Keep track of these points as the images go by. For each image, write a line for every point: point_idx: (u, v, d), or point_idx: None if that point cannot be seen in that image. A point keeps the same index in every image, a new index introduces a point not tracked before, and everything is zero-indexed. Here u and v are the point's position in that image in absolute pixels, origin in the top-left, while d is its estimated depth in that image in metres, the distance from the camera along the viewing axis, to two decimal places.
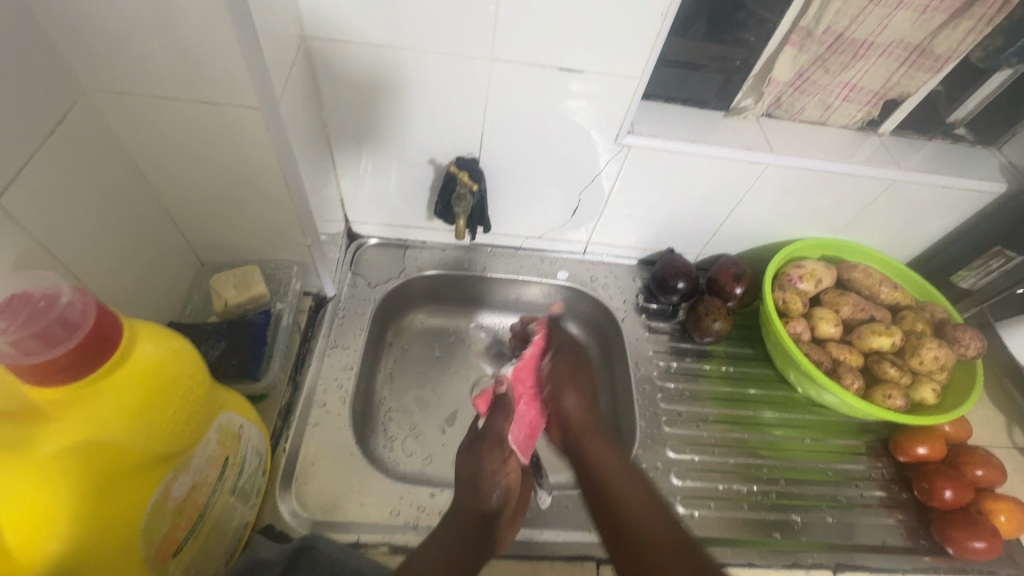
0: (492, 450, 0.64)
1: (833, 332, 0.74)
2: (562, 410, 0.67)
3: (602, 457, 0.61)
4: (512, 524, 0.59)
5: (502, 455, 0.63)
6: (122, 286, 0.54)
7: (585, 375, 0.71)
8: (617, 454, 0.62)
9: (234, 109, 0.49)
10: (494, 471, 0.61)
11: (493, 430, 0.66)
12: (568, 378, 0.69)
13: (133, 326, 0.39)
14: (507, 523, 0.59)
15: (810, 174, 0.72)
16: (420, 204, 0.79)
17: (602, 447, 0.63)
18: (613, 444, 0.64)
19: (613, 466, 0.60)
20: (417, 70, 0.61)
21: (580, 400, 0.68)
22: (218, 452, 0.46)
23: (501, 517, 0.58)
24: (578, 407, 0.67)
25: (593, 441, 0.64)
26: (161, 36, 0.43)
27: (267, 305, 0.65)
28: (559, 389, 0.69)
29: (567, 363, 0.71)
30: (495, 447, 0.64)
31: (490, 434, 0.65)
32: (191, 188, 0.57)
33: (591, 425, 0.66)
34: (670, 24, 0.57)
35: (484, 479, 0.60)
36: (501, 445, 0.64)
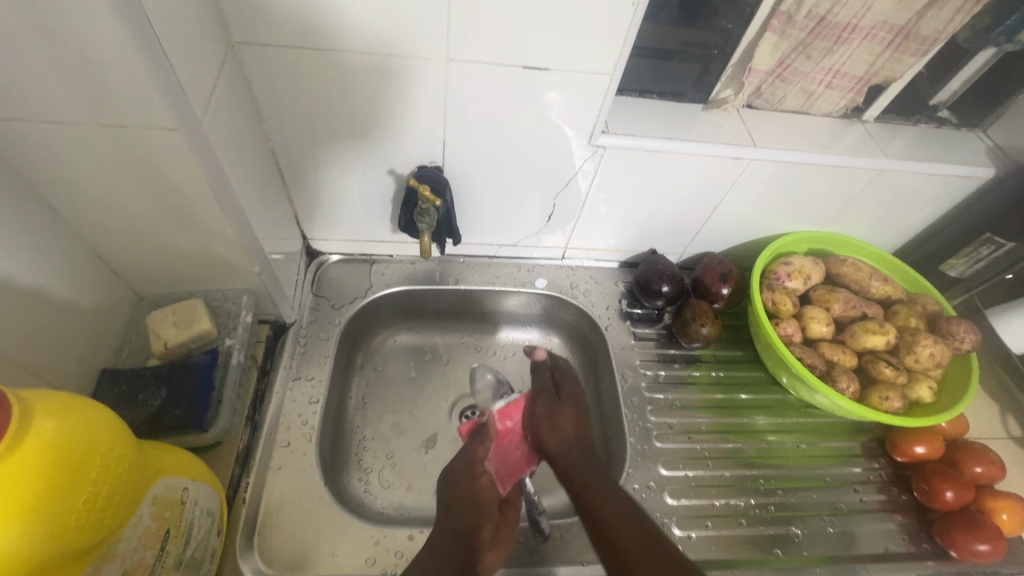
0: (463, 474, 0.58)
1: (825, 331, 0.71)
2: (546, 435, 0.58)
3: (601, 499, 0.51)
4: (494, 548, 0.54)
5: (475, 475, 0.58)
6: (40, 337, 0.48)
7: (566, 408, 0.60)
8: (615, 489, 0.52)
9: (147, 132, 0.42)
10: (467, 492, 0.56)
11: (467, 454, 0.59)
12: (548, 418, 0.59)
13: (27, 401, 0.33)
14: (489, 549, 0.54)
15: (795, 168, 0.68)
16: (383, 217, 0.73)
17: (594, 480, 0.53)
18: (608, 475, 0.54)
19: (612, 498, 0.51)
20: (366, 72, 0.55)
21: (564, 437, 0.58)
22: (155, 527, 0.40)
23: (481, 543, 0.53)
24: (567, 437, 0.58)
25: (586, 483, 0.53)
26: (45, 51, 0.36)
27: (214, 343, 0.59)
28: (546, 420, 0.59)
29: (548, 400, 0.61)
30: (464, 479, 0.57)
31: (462, 458, 0.59)
32: (111, 220, 0.50)
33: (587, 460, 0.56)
34: (642, 14, 0.52)
35: (454, 500, 0.55)
36: (473, 467, 0.58)
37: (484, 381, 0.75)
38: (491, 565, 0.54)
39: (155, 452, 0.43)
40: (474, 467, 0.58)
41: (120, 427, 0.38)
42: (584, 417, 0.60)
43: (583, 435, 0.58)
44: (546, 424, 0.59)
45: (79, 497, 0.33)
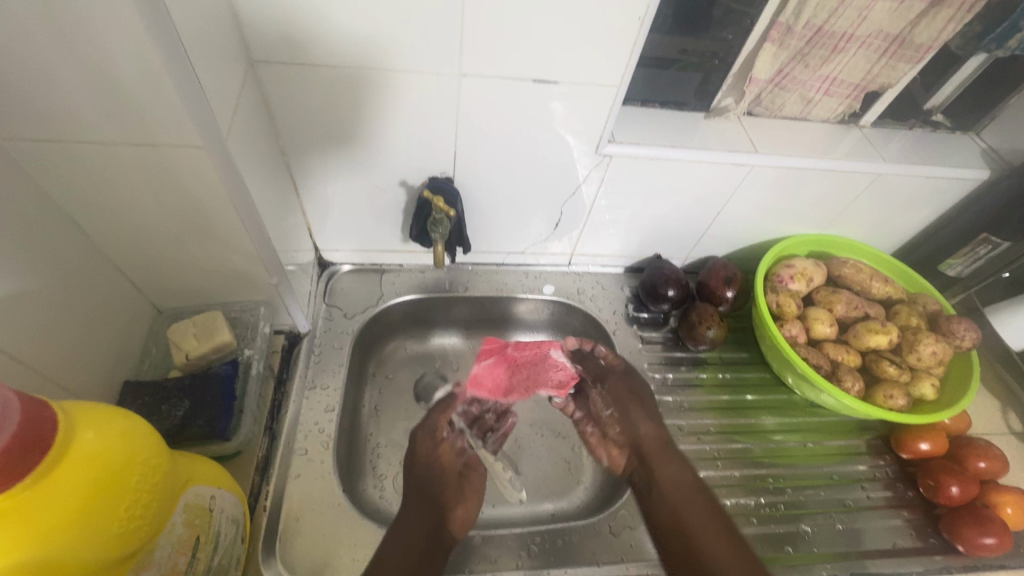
0: (426, 441, 0.64)
1: (829, 331, 0.72)
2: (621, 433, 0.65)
3: (669, 479, 0.60)
4: (461, 505, 0.60)
5: (436, 443, 0.64)
6: (66, 351, 0.49)
7: (643, 404, 0.67)
8: (682, 467, 0.60)
9: (174, 150, 0.44)
10: (428, 456, 0.62)
11: (428, 421, 0.66)
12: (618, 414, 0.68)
13: (69, 413, 0.34)
14: (456, 504, 0.60)
15: (796, 173, 0.70)
16: (394, 227, 0.74)
17: (663, 457, 0.62)
18: (683, 460, 0.61)
19: (673, 475, 0.60)
20: (382, 88, 0.56)
21: (648, 428, 0.65)
22: (187, 534, 0.41)
23: (447, 498, 0.60)
24: (651, 431, 0.64)
25: (658, 461, 0.62)
26: (81, 75, 0.38)
27: (233, 353, 0.60)
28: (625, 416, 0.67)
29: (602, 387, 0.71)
30: (427, 436, 0.64)
31: (424, 427, 0.66)
32: (135, 236, 0.52)
33: (664, 442, 0.63)
34: (648, 29, 0.54)
35: (418, 466, 0.61)
36: (434, 435, 0.65)
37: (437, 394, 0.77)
38: (460, 520, 0.59)
39: (185, 462, 0.44)
40: (435, 434, 0.65)
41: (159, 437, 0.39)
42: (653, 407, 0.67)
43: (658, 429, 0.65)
44: (620, 418, 0.68)
45: (123, 504, 0.35)
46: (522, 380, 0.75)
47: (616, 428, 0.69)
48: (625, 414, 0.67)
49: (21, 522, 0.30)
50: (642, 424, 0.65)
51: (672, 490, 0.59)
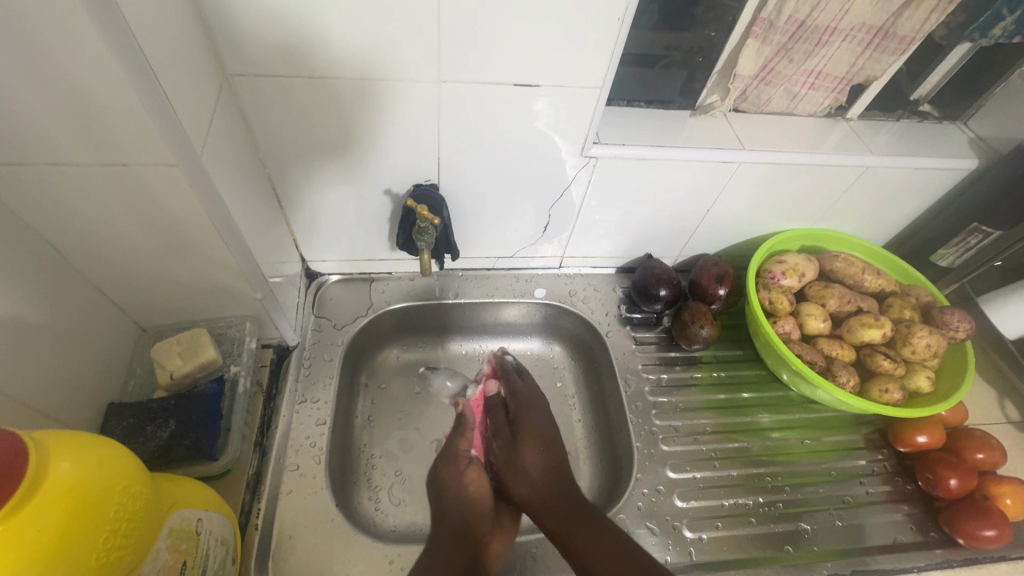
0: (450, 467, 0.60)
1: (822, 327, 0.72)
2: (511, 477, 0.61)
3: (591, 548, 0.53)
4: (498, 537, 0.58)
5: (462, 470, 0.60)
6: (48, 378, 0.48)
7: (529, 443, 0.63)
8: (603, 538, 0.54)
9: (147, 169, 0.43)
10: (455, 488, 0.59)
11: (450, 449, 0.62)
12: (509, 460, 0.62)
13: (43, 443, 0.33)
14: (493, 538, 0.57)
15: (783, 168, 0.70)
16: (382, 236, 0.73)
17: (578, 525, 0.55)
18: (598, 526, 0.55)
19: (601, 551, 0.53)
20: (359, 97, 0.55)
21: (530, 478, 0.60)
22: (173, 560, 0.40)
23: (480, 534, 0.56)
24: (541, 466, 0.61)
25: (569, 531, 0.55)
26: (47, 97, 0.37)
27: (220, 371, 0.60)
28: (508, 468, 0.62)
29: (505, 441, 0.64)
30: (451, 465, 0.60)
31: (447, 452, 0.62)
32: (112, 255, 0.51)
33: (562, 506, 0.57)
34: (628, 28, 0.53)
35: (447, 499, 0.58)
36: (457, 460, 0.61)
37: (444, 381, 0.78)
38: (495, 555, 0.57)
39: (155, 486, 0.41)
40: (458, 462, 0.61)
41: (116, 452, 0.37)
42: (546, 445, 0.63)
43: (549, 465, 0.61)
44: (509, 461, 0.62)
45: (100, 535, 0.34)
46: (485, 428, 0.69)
47: (517, 486, 0.60)
48: (515, 456, 0.62)
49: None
50: (523, 477, 0.60)
51: (582, 548, 0.53)
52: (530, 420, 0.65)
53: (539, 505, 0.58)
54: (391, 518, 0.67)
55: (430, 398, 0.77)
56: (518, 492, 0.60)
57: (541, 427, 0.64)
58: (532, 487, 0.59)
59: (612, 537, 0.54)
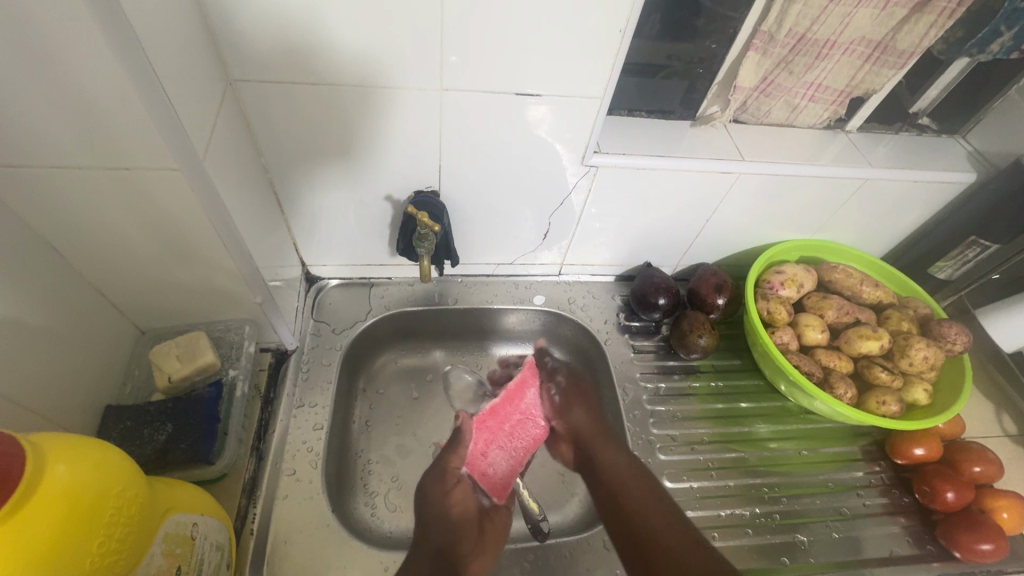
0: (437, 485, 0.62)
1: (820, 338, 0.72)
2: (565, 411, 0.68)
3: (623, 475, 0.62)
4: (478, 556, 0.58)
5: (448, 488, 0.62)
6: (45, 379, 0.48)
7: (585, 390, 0.71)
8: (636, 471, 0.63)
9: (150, 173, 0.43)
10: (441, 504, 0.60)
11: (440, 462, 0.64)
12: (566, 399, 0.69)
13: (41, 445, 0.33)
14: (477, 555, 0.58)
15: (782, 179, 0.70)
16: (382, 241, 0.73)
17: (611, 459, 0.64)
18: (636, 463, 0.64)
19: (631, 478, 0.61)
20: (362, 104, 0.56)
21: (587, 413, 0.68)
22: (168, 564, 0.40)
23: (462, 553, 0.57)
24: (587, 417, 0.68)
25: (604, 455, 0.65)
26: (50, 101, 0.37)
27: (218, 374, 0.60)
28: (569, 399, 0.69)
29: (568, 380, 0.71)
30: (438, 480, 0.62)
31: (437, 466, 0.64)
32: (111, 257, 0.51)
33: (601, 435, 0.67)
34: (630, 39, 0.53)
35: (428, 519, 0.59)
36: (445, 477, 0.63)
37: (462, 380, 0.80)
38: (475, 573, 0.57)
39: (152, 490, 0.41)
40: (445, 478, 0.63)
41: (108, 452, 0.37)
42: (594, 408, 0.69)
43: (597, 412, 0.69)
44: (565, 398, 0.69)
45: (96, 538, 0.34)
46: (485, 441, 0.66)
47: (569, 416, 0.68)
48: (567, 405, 0.69)
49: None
50: (579, 410, 0.68)
51: (613, 472, 0.63)
52: (581, 376, 0.72)
53: (586, 437, 0.67)
54: (388, 524, 0.67)
55: (427, 404, 0.77)
56: (570, 425, 0.68)
57: (585, 383, 0.71)
58: (585, 419, 0.68)
59: (648, 483, 0.61)
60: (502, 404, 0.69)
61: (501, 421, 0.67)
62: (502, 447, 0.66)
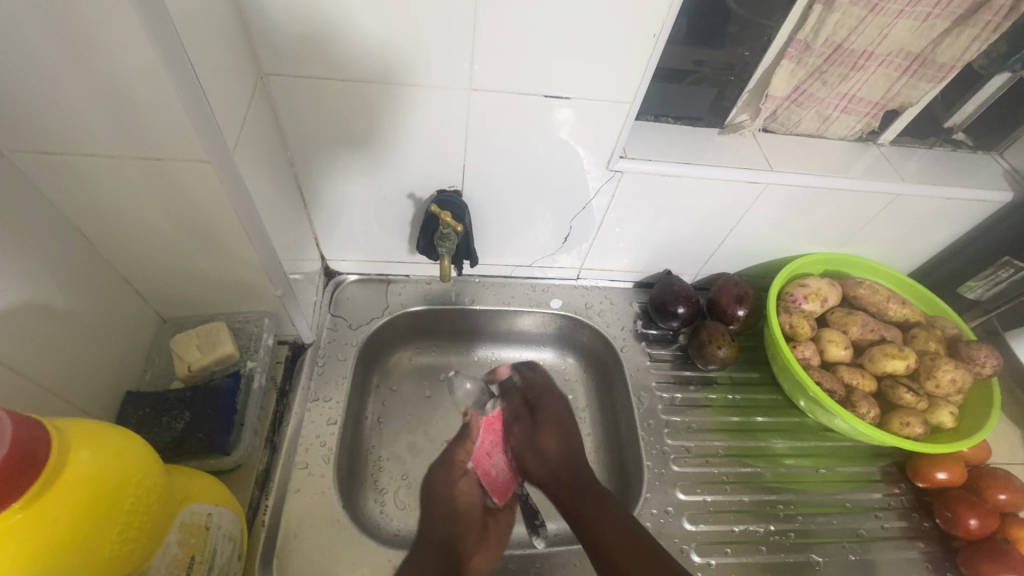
0: (442, 477, 0.60)
1: (843, 354, 0.71)
2: (528, 456, 0.59)
3: (604, 525, 0.52)
4: (480, 553, 0.57)
5: (454, 480, 0.60)
6: (68, 363, 0.48)
7: (552, 426, 0.59)
8: (620, 521, 0.52)
9: (181, 164, 0.43)
10: (445, 495, 0.58)
11: (445, 454, 0.61)
12: (528, 443, 0.59)
13: (65, 431, 0.34)
14: (476, 551, 0.56)
15: (810, 191, 0.69)
16: (402, 239, 0.73)
17: (589, 502, 0.54)
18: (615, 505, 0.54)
19: (610, 527, 0.51)
20: (388, 101, 0.56)
21: (558, 444, 0.58)
22: (183, 554, 0.40)
23: (466, 547, 0.56)
24: (558, 450, 0.58)
25: (584, 508, 0.53)
26: (86, 89, 0.38)
27: (236, 365, 0.60)
28: (531, 451, 0.59)
29: (525, 425, 0.60)
30: (443, 472, 0.60)
31: (443, 457, 0.61)
32: (137, 245, 0.51)
33: (573, 471, 0.57)
34: (663, 44, 0.52)
35: (436, 507, 0.57)
36: (451, 468, 0.60)
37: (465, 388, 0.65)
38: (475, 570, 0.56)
39: (170, 479, 0.41)
40: (452, 471, 0.60)
41: (129, 440, 0.37)
42: (567, 430, 0.60)
43: (568, 447, 0.59)
44: (529, 438, 0.59)
45: (115, 527, 0.34)
46: (496, 441, 0.61)
47: (531, 462, 0.58)
48: (533, 436, 0.59)
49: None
50: (547, 448, 0.58)
51: (596, 523, 0.52)
52: (554, 399, 0.62)
53: (558, 483, 0.56)
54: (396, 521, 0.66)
55: (440, 403, 0.77)
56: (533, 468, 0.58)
57: (559, 411, 0.61)
58: (550, 466, 0.57)
59: (631, 527, 0.51)
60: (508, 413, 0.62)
61: (513, 427, 0.62)
62: (514, 450, 0.62)
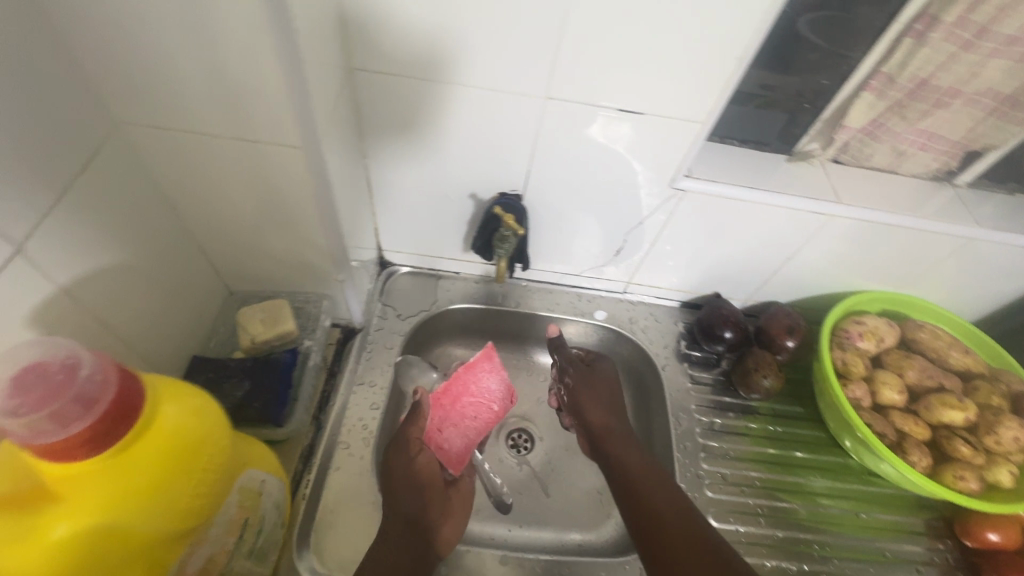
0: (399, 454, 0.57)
1: (897, 398, 0.68)
2: (577, 405, 0.68)
3: (633, 458, 0.60)
4: (448, 522, 0.58)
5: (411, 457, 0.57)
6: (148, 323, 0.52)
7: (602, 381, 0.69)
8: (649, 458, 0.60)
9: (274, 148, 0.46)
10: (405, 476, 0.56)
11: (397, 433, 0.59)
12: (584, 391, 0.68)
13: (156, 387, 0.36)
14: (445, 520, 0.58)
15: (878, 228, 0.67)
16: (458, 237, 0.75)
17: (621, 445, 0.62)
18: (639, 446, 0.62)
19: (642, 465, 0.59)
20: (464, 101, 0.57)
21: (601, 406, 0.67)
22: (238, 516, 0.43)
23: (433, 522, 0.56)
24: (600, 413, 0.66)
25: (620, 445, 0.62)
26: (202, 71, 0.40)
27: (295, 342, 0.62)
28: (586, 394, 0.68)
29: (579, 374, 0.70)
30: (399, 453, 0.57)
31: (397, 437, 0.59)
32: (217, 219, 0.54)
33: (613, 429, 0.64)
34: (746, 67, 0.52)
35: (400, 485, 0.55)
36: (405, 447, 0.58)
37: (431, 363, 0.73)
38: (445, 541, 0.57)
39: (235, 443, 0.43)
40: (407, 448, 0.58)
41: (210, 406, 0.39)
42: (614, 392, 0.69)
43: (615, 402, 0.67)
44: (575, 392, 0.69)
45: (190, 483, 0.36)
46: (441, 417, 0.69)
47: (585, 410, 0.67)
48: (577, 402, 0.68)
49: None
50: (591, 404, 0.67)
51: (628, 459, 0.60)
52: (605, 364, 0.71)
53: (603, 427, 0.65)
54: None
55: None
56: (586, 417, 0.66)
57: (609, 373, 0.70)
58: (599, 414, 0.66)
59: (655, 463, 0.60)
60: (454, 382, 0.71)
61: (454, 400, 0.70)
62: (455, 425, 0.69)
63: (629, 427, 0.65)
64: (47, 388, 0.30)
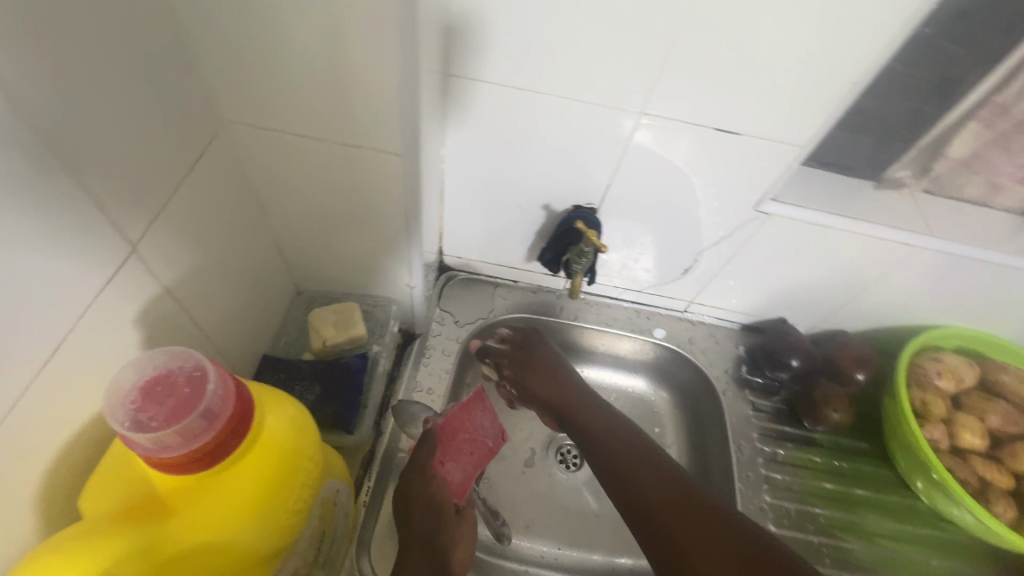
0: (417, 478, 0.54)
1: (977, 443, 0.66)
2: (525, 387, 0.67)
3: (596, 424, 0.61)
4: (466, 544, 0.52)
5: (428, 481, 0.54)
6: (229, 321, 0.52)
7: (541, 361, 0.68)
8: (612, 422, 0.61)
9: (373, 154, 0.45)
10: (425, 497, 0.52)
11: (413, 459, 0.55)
12: (527, 373, 0.67)
13: (261, 399, 0.39)
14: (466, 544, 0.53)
15: (968, 264, 0.64)
16: (522, 246, 0.74)
17: (581, 413, 0.63)
18: (604, 409, 0.63)
19: (605, 429, 0.60)
20: (551, 112, 0.56)
21: (547, 382, 0.66)
22: (319, 527, 0.44)
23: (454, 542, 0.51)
24: (551, 388, 0.66)
25: (581, 415, 0.62)
26: (314, 75, 0.40)
27: (364, 347, 0.62)
28: (530, 375, 0.67)
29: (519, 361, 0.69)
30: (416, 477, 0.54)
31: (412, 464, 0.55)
32: (300, 220, 0.54)
33: (570, 401, 0.64)
34: (859, 92, 0.50)
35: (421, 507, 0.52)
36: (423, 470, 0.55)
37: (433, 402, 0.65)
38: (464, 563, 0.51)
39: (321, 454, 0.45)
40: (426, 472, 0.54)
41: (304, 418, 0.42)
42: (558, 368, 0.68)
43: (565, 375, 0.67)
44: (520, 377, 0.68)
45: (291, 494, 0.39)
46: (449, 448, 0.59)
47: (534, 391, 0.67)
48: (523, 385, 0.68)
49: (130, 539, 0.32)
50: (540, 385, 0.66)
51: (591, 426, 0.61)
52: (543, 342, 0.70)
53: (560, 400, 0.65)
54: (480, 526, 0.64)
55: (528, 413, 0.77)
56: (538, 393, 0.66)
57: (551, 352, 0.69)
58: (552, 390, 0.66)
59: (620, 425, 0.60)
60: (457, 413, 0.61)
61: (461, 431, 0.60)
62: (459, 459, 0.59)
63: (585, 393, 0.65)
64: (177, 401, 0.33)
